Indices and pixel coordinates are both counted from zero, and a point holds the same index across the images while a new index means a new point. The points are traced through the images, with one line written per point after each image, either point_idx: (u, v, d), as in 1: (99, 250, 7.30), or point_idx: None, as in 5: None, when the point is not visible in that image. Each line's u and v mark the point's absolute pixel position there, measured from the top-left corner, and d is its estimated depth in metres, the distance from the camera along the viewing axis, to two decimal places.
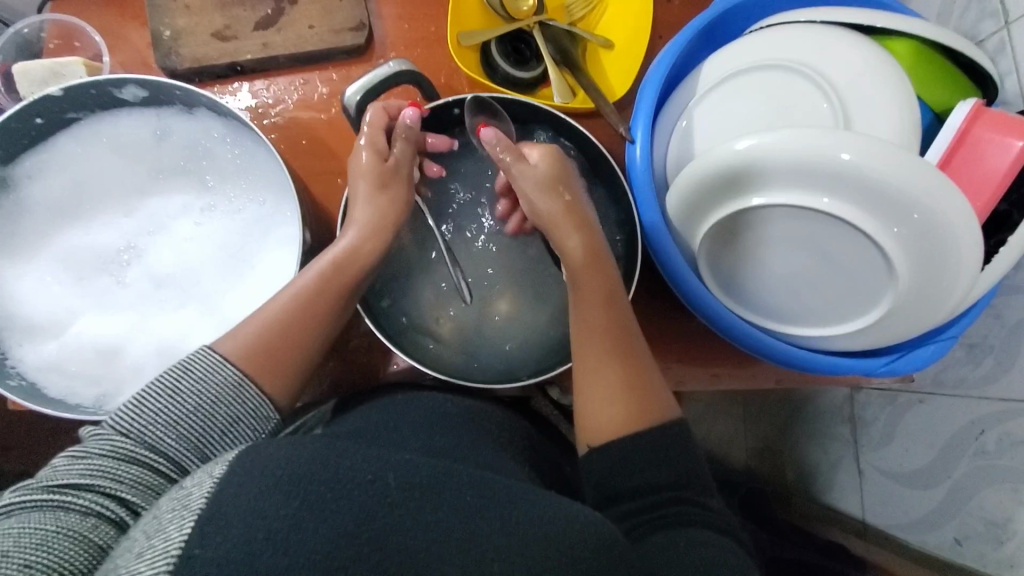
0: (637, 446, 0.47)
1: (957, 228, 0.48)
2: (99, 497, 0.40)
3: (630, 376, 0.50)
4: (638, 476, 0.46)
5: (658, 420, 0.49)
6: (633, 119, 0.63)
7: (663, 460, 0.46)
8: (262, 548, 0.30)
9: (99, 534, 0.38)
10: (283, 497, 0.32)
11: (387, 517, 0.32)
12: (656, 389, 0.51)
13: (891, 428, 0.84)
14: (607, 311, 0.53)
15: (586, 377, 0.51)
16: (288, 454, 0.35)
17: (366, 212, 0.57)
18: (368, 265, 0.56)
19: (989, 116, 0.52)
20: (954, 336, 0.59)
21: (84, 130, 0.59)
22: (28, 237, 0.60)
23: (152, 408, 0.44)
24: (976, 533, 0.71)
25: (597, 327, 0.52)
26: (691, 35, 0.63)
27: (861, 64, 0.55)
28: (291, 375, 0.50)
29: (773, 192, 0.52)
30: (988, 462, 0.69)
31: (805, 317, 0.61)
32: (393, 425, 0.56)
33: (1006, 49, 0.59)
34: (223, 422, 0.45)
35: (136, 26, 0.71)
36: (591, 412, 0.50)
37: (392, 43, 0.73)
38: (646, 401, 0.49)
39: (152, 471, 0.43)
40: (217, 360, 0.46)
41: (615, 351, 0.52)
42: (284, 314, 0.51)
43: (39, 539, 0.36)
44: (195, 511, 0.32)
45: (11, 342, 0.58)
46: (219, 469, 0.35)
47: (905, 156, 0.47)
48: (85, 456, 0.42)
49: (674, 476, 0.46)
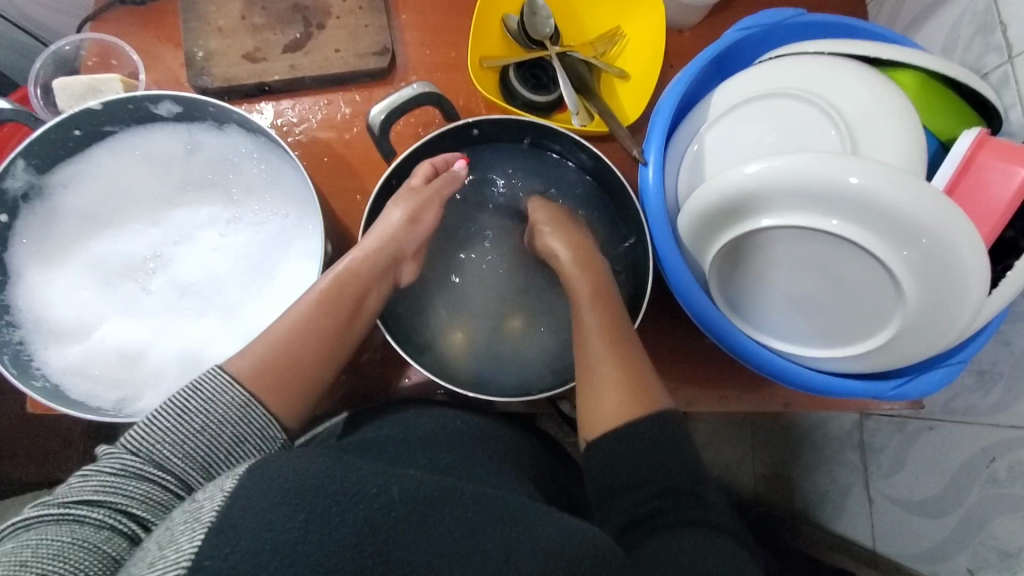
0: (617, 448, 0.49)
1: (961, 251, 0.49)
2: (112, 512, 0.41)
3: (622, 366, 0.53)
4: (636, 485, 0.47)
5: (649, 407, 0.51)
6: (646, 143, 0.66)
7: (652, 455, 0.48)
8: (269, 559, 0.31)
9: (112, 545, 0.39)
10: (290, 510, 0.33)
11: (390, 530, 0.34)
12: (646, 378, 0.53)
13: (900, 455, 0.83)
14: (603, 314, 0.57)
15: (585, 383, 0.54)
16: (296, 466, 0.35)
17: (378, 238, 0.59)
18: (365, 283, 0.58)
19: (993, 145, 0.53)
20: (962, 361, 0.59)
21: (118, 142, 0.62)
22: (62, 242, 0.62)
23: (162, 426, 0.45)
24: (989, 563, 0.70)
25: (590, 321, 0.57)
26: (702, 65, 0.65)
27: (867, 93, 0.57)
28: (297, 396, 0.51)
29: (783, 213, 0.53)
30: (999, 491, 0.68)
31: (814, 338, 0.61)
32: (402, 439, 0.57)
33: (1009, 82, 0.61)
34: (229, 441, 0.46)
35: (172, 48, 0.75)
36: (592, 404, 0.52)
37: (413, 67, 0.76)
38: (641, 395, 0.52)
39: (161, 488, 0.43)
40: (226, 380, 0.47)
41: (603, 344, 0.55)
42: (287, 336, 0.52)
43: (56, 550, 0.37)
44: (206, 523, 0.32)
45: (37, 345, 0.59)
46: (230, 482, 0.35)
47: (908, 179, 0.48)
48: (96, 473, 0.43)
49: (672, 476, 0.47)
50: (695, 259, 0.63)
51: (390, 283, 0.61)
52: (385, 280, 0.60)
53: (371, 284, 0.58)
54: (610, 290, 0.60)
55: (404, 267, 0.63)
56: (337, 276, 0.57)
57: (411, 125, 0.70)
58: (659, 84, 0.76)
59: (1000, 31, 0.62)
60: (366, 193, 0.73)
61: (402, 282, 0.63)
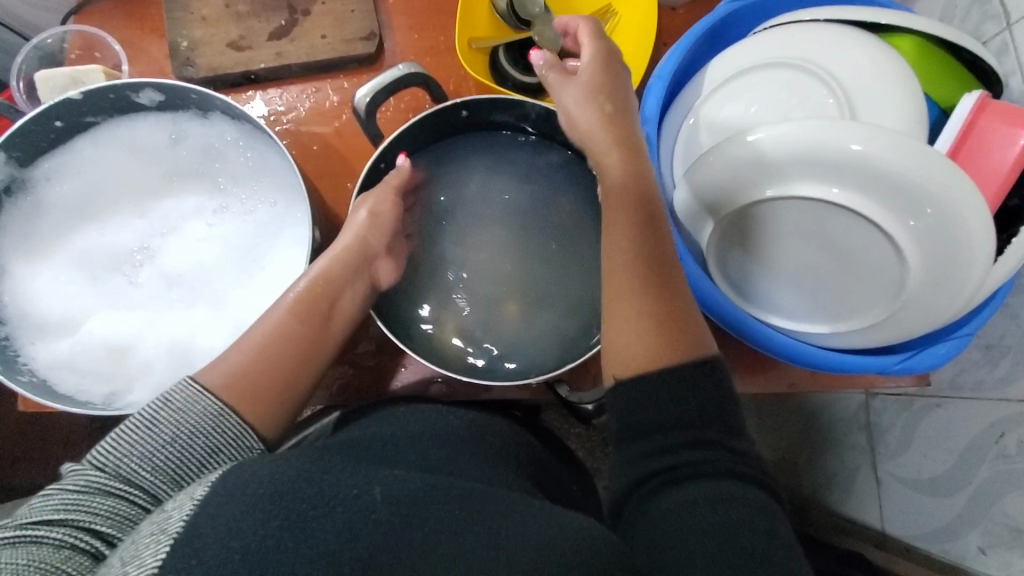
0: (646, 394, 0.44)
1: (968, 216, 0.47)
2: (74, 530, 0.39)
3: (662, 307, 0.47)
4: (654, 427, 0.43)
5: (684, 359, 0.45)
6: (641, 118, 0.64)
7: (683, 399, 0.44)
8: (237, 568, 0.30)
9: (72, 564, 0.37)
10: (265, 516, 0.32)
11: (371, 535, 0.32)
12: (688, 326, 0.47)
13: (908, 434, 0.82)
14: (642, 239, 0.49)
15: (615, 304, 0.48)
16: (272, 471, 0.34)
17: (347, 240, 0.58)
18: (338, 285, 0.56)
19: (995, 107, 0.51)
20: (969, 333, 0.58)
21: (103, 134, 0.61)
22: (48, 236, 0.61)
23: (130, 439, 0.44)
24: (1001, 541, 0.69)
25: (629, 251, 0.48)
26: (696, 37, 0.64)
27: (866, 62, 0.56)
28: (273, 404, 0.50)
29: (782, 183, 0.52)
30: (1009, 466, 0.67)
31: (817, 314, 0.60)
32: (391, 438, 0.55)
33: (1009, 49, 0.60)
34: (202, 453, 0.45)
35: (155, 38, 0.74)
36: (621, 335, 0.47)
37: (401, 53, 0.75)
38: (679, 336, 0.46)
39: (128, 502, 0.42)
40: (196, 390, 0.46)
41: (648, 280, 0.48)
42: (260, 345, 0.51)
43: (10, 571, 0.35)
44: (172, 534, 0.31)
45: (23, 340, 0.58)
46: (200, 491, 0.34)
47: (909, 142, 0.47)
48: (59, 492, 0.41)
49: (699, 418, 0.43)
50: (691, 238, 0.61)
51: (367, 282, 0.59)
52: (360, 280, 0.58)
53: (345, 284, 0.57)
54: (660, 213, 0.51)
55: (379, 265, 0.61)
56: (311, 281, 0.55)
57: (401, 110, 0.69)
58: (652, 62, 0.74)
59: None
60: (356, 179, 0.72)
61: (383, 282, 0.61)
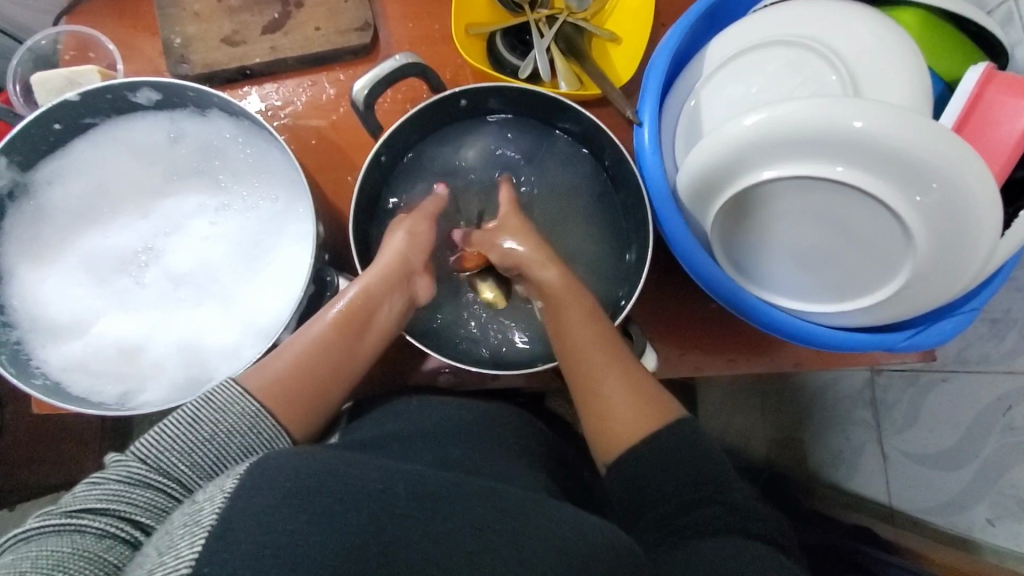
0: (642, 462, 0.47)
1: (975, 192, 0.47)
2: (115, 520, 0.40)
3: (635, 382, 0.51)
4: (651, 489, 0.46)
5: (666, 420, 0.49)
6: (640, 102, 0.63)
7: (668, 462, 0.47)
8: (272, 564, 0.30)
9: (113, 554, 0.38)
10: (292, 512, 0.32)
11: (393, 529, 0.33)
12: (660, 392, 0.51)
13: (914, 409, 0.82)
14: (594, 326, 0.54)
15: (598, 403, 0.51)
16: (298, 464, 0.34)
17: (390, 251, 0.59)
18: (380, 309, 0.57)
19: (1001, 80, 0.51)
20: (975, 308, 0.57)
21: (100, 135, 0.60)
22: (51, 240, 0.61)
23: (171, 433, 0.44)
24: (1010, 512, 0.70)
25: (585, 342, 0.54)
26: (696, 17, 0.63)
27: (869, 38, 0.55)
28: (309, 410, 0.50)
29: (785, 163, 0.52)
30: (1017, 439, 0.68)
31: (821, 293, 0.60)
32: (406, 434, 0.55)
33: (1013, 19, 0.60)
34: (238, 451, 0.45)
35: (149, 36, 0.73)
36: (603, 420, 0.50)
37: (396, 42, 0.74)
38: (651, 404, 0.50)
39: (164, 493, 0.43)
40: (238, 392, 0.47)
41: (614, 363, 0.52)
42: (298, 362, 0.51)
43: (55, 560, 0.36)
44: (206, 527, 0.31)
45: (34, 344, 0.58)
46: (230, 483, 0.34)
47: (915, 118, 0.47)
48: (102, 481, 0.42)
49: (694, 474, 0.46)
50: (695, 221, 0.61)
51: (405, 297, 0.59)
52: (398, 294, 0.58)
53: (382, 300, 0.57)
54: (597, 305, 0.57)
55: (419, 281, 0.61)
56: (351, 299, 0.55)
57: (398, 101, 0.69)
58: (651, 44, 0.74)
59: None
60: (356, 173, 0.71)
61: (420, 298, 0.61)
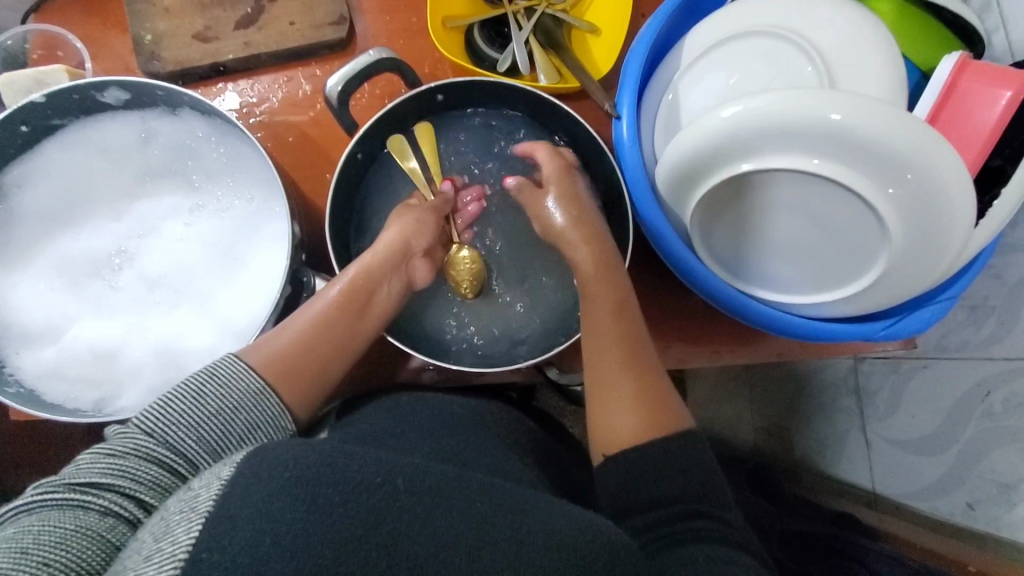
0: (637, 463, 0.46)
1: (947, 183, 0.47)
2: (119, 497, 0.40)
3: (642, 388, 0.50)
4: (649, 490, 0.45)
5: (668, 430, 0.48)
6: (619, 95, 0.63)
7: (673, 473, 0.45)
8: (270, 554, 0.29)
9: (114, 534, 0.38)
10: (291, 500, 0.31)
11: (393, 522, 0.32)
12: (668, 401, 0.50)
13: (896, 396, 0.83)
14: (615, 317, 0.54)
15: (602, 395, 0.51)
16: (295, 454, 0.34)
17: (387, 236, 0.58)
18: (376, 295, 0.56)
19: (975, 69, 0.51)
20: (951, 298, 0.58)
21: (68, 136, 0.59)
22: (22, 243, 0.60)
23: (176, 409, 0.44)
24: (989, 496, 0.71)
25: (606, 333, 0.54)
26: (674, 8, 0.62)
27: (846, 31, 0.55)
28: (307, 385, 0.50)
29: (761, 157, 0.52)
30: (994, 424, 0.70)
31: (800, 285, 0.60)
32: (400, 430, 0.54)
33: (991, 6, 0.60)
34: (242, 428, 0.45)
35: (119, 33, 0.71)
36: (603, 416, 0.50)
37: (374, 36, 0.73)
38: (660, 409, 0.49)
39: (167, 471, 0.42)
40: (242, 368, 0.47)
41: (627, 360, 0.52)
42: (289, 346, 0.50)
43: (59, 537, 0.36)
44: (203, 513, 0.31)
45: (9, 351, 0.58)
46: (226, 471, 0.34)
47: (891, 110, 0.47)
48: (109, 453, 0.42)
49: (694, 487, 0.45)
50: (675, 214, 0.61)
51: (403, 281, 0.59)
52: (396, 276, 0.58)
53: (381, 281, 0.56)
54: (631, 295, 0.57)
55: (417, 265, 0.60)
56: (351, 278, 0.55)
57: (376, 96, 0.68)
58: (631, 35, 0.73)
59: None
60: (334, 170, 0.70)
61: (418, 282, 0.60)
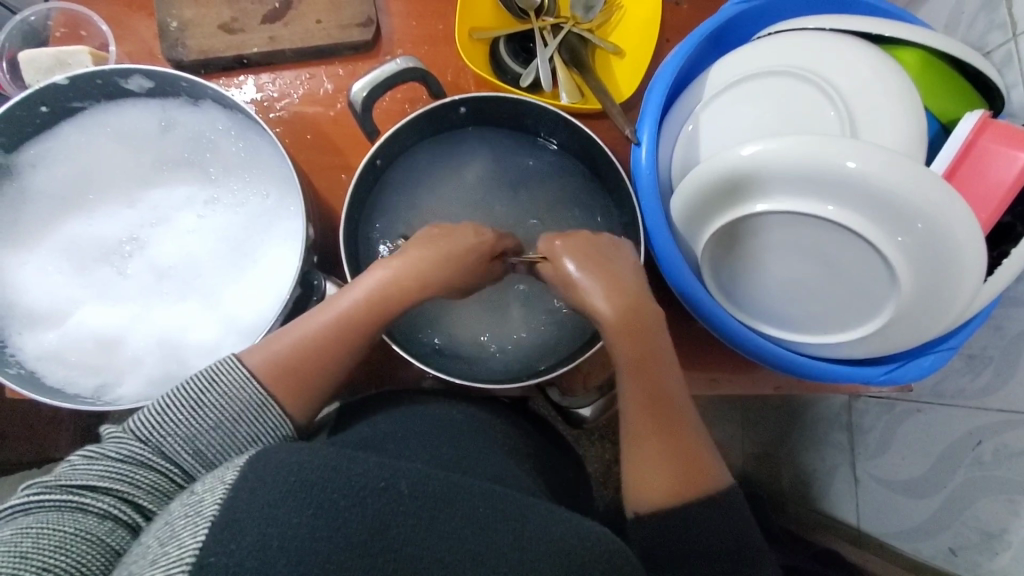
0: (673, 518, 0.46)
1: (958, 238, 0.48)
2: (117, 501, 0.40)
3: (674, 447, 0.49)
4: (682, 538, 0.45)
5: (702, 491, 0.47)
6: (640, 121, 0.63)
7: (710, 529, 0.46)
8: (276, 557, 0.30)
9: (114, 537, 0.39)
10: (298, 505, 0.32)
11: (399, 527, 0.33)
12: (703, 459, 0.49)
13: (888, 435, 0.84)
14: (645, 376, 0.51)
15: (636, 454, 0.49)
16: (298, 459, 0.34)
17: (415, 255, 0.54)
18: (385, 316, 0.53)
19: (995, 130, 0.51)
20: (952, 347, 0.58)
21: (86, 118, 0.59)
22: (33, 223, 0.60)
23: (177, 416, 0.44)
24: (971, 543, 0.72)
25: (638, 393, 0.51)
26: (700, 39, 0.63)
27: (869, 77, 0.55)
28: (316, 395, 0.49)
29: (775, 198, 0.52)
30: (983, 473, 0.70)
31: (805, 325, 0.61)
32: (401, 435, 0.54)
33: (1012, 61, 0.60)
34: (243, 439, 0.45)
35: (143, 17, 0.71)
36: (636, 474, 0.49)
37: (398, 40, 0.73)
38: (693, 470, 0.48)
39: (166, 477, 0.43)
40: (245, 374, 0.46)
41: (657, 420, 0.50)
42: (303, 361, 0.49)
43: (58, 540, 0.36)
44: (209, 517, 0.31)
45: (11, 330, 0.58)
46: (230, 475, 0.34)
47: (907, 162, 0.47)
48: (102, 457, 0.42)
49: (725, 542, 0.45)
50: (686, 244, 0.61)
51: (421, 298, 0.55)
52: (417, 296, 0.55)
53: (397, 299, 0.53)
54: (665, 350, 0.53)
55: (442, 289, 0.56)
56: (366, 297, 0.52)
57: (396, 101, 0.68)
58: (655, 59, 0.73)
59: (1004, 8, 0.61)
60: (351, 172, 0.71)
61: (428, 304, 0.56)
